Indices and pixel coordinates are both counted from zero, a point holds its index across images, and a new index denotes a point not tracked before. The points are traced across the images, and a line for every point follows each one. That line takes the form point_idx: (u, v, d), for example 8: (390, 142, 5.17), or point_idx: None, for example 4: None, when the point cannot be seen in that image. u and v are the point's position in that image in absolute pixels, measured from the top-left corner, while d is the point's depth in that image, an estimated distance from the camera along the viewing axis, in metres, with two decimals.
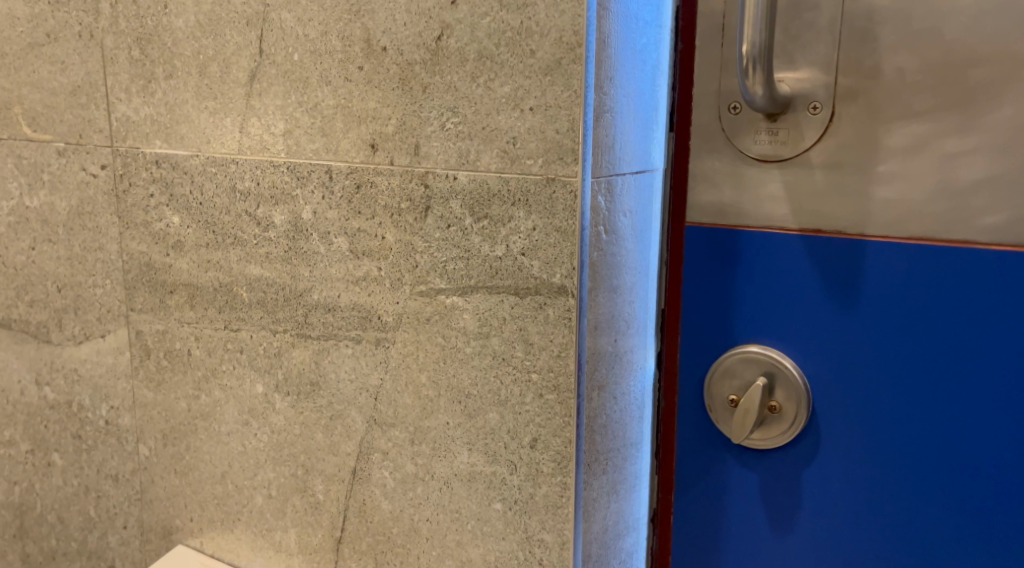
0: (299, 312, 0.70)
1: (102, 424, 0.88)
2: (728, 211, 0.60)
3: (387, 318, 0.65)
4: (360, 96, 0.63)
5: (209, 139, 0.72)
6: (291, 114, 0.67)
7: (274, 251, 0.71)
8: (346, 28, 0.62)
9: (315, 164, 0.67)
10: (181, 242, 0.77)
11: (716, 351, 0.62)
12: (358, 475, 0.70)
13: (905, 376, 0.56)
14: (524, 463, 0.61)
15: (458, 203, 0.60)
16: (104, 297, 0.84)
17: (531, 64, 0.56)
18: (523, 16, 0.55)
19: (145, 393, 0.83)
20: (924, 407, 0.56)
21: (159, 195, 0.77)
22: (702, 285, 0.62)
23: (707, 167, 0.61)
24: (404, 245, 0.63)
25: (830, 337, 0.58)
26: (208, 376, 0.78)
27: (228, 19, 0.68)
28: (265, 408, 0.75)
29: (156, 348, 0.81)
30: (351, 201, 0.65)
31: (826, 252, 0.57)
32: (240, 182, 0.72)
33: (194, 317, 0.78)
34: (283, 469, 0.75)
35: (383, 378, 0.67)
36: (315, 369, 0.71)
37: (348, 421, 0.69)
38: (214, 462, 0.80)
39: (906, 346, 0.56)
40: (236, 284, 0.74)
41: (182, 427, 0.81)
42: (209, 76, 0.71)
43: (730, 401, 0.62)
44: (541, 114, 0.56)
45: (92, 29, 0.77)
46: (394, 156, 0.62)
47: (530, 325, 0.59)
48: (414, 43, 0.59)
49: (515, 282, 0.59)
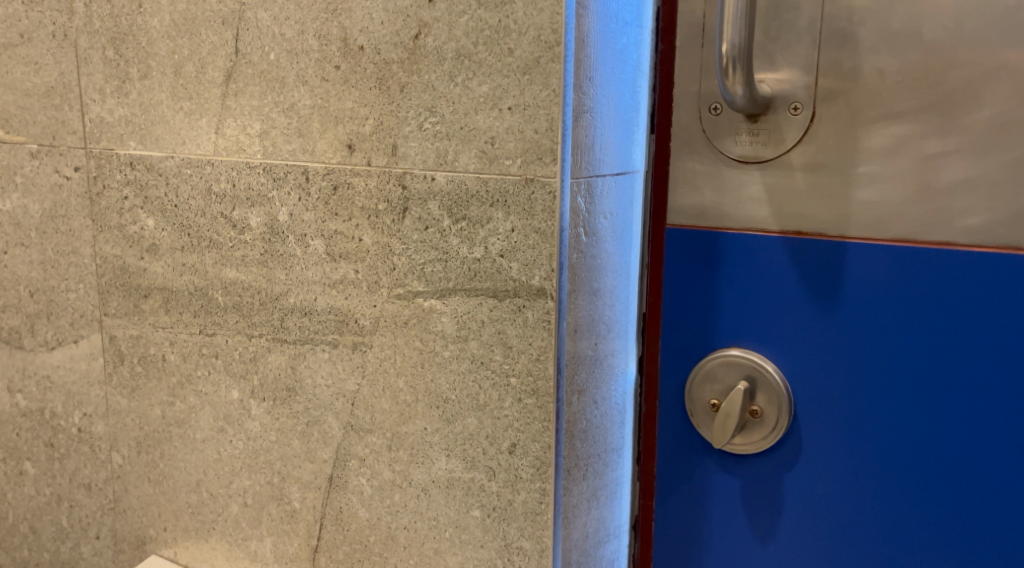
0: (276, 316, 0.69)
1: (75, 431, 0.86)
2: (709, 213, 0.60)
3: (364, 322, 0.64)
4: (337, 96, 0.62)
5: (185, 140, 0.71)
6: (267, 115, 0.66)
7: (250, 254, 0.70)
8: (322, 27, 0.61)
9: (291, 165, 0.65)
10: (156, 246, 0.76)
11: (699, 354, 0.61)
12: (334, 482, 0.68)
13: (888, 380, 0.56)
14: (503, 469, 0.60)
15: (437, 204, 0.59)
16: (78, 302, 0.82)
17: (509, 63, 0.55)
18: (502, 14, 0.54)
19: (119, 400, 0.82)
20: (907, 413, 0.56)
21: (133, 197, 0.76)
22: (683, 288, 0.61)
23: (688, 167, 0.60)
24: (381, 247, 0.62)
25: (812, 339, 0.57)
26: (183, 382, 0.77)
27: (203, 19, 0.67)
28: (241, 414, 0.73)
29: (130, 354, 0.80)
30: (328, 202, 0.64)
31: (808, 253, 0.56)
32: (216, 184, 0.70)
33: (170, 321, 0.76)
34: (259, 476, 0.73)
35: (360, 383, 0.65)
36: (292, 375, 0.69)
37: (324, 427, 0.68)
38: (189, 470, 0.78)
39: (887, 349, 0.55)
40: (211, 287, 0.73)
41: (157, 434, 0.80)
42: (184, 76, 0.70)
43: (711, 405, 0.61)
44: (520, 114, 0.55)
45: (66, 29, 0.76)
46: (371, 157, 0.61)
47: (509, 328, 0.58)
48: (392, 42, 0.58)
49: (494, 285, 0.58)
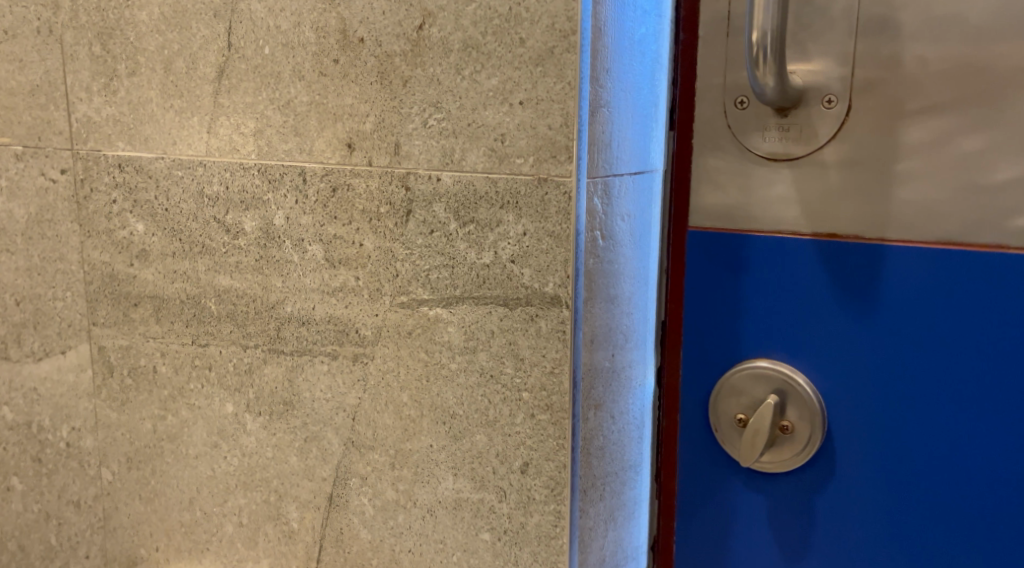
0: (271, 325, 0.65)
1: (64, 446, 0.82)
2: (735, 214, 0.56)
3: (366, 332, 0.60)
4: (336, 92, 0.58)
5: (175, 140, 0.67)
6: (262, 113, 0.62)
7: (245, 260, 0.66)
8: (320, 18, 0.58)
9: (288, 165, 0.62)
10: (147, 251, 0.72)
11: (723, 366, 0.58)
12: (335, 501, 0.65)
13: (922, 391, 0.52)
14: (515, 490, 0.56)
15: (442, 206, 0.56)
16: (65, 311, 0.78)
17: (521, 53, 0.51)
18: (512, 1, 0.51)
19: (108, 413, 0.78)
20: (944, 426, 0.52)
21: (122, 201, 0.72)
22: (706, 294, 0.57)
23: (711, 166, 0.56)
24: (383, 253, 0.58)
25: (845, 348, 0.53)
26: (175, 395, 0.73)
27: (194, 11, 0.64)
28: (236, 428, 0.69)
29: (120, 365, 0.76)
30: (327, 205, 0.60)
31: (841, 256, 0.53)
32: (208, 187, 0.67)
33: (161, 331, 0.72)
34: (255, 495, 0.69)
35: (361, 397, 0.62)
36: (289, 388, 0.65)
37: (324, 443, 0.64)
38: (181, 488, 0.74)
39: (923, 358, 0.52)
40: (204, 296, 0.69)
41: (148, 449, 0.76)
42: (174, 72, 0.66)
43: (738, 419, 0.57)
44: (532, 108, 0.51)
45: (52, 25, 0.72)
46: (373, 156, 0.57)
47: (520, 339, 0.55)
48: (394, 33, 0.55)
49: (504, 292, 0.55)
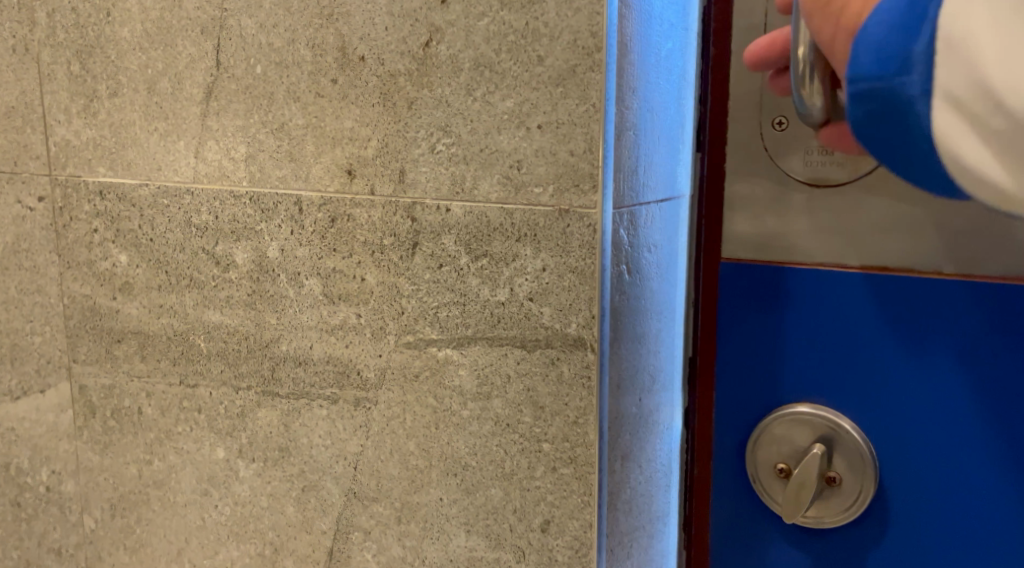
0: (266, 365, 0.60)
1: (44, 491, 0.76)
2: (773, 245, 0.51)
3: (369, 375, 0.56)
4: (335, 114, 0.53)
5: (160, 166, 0.63)
6: (254, 136, 0.57)
7: (236, 295, 0.61)
8: (317, 34, 0.53)
9: (282, 194, 0.57)
10: (130, 284, 0.67)
11: (760, 409, 0.53)
12: (336, 557, 0.59)
13: (984, 437, 0.48)
14: (534, 550, 0.52)
15: (452, 239, 0.51)
16: (44, 347, 0.73)
17: (539, 73, 0.47)
18: (530, 15, 0.47)
19: (90, 456, 0.73)
20: (1007, 465, 0.48)
21: (104, 230, 0.67)
22: (742, 331, 0.53)
23: (743, 194, 0.52)
24: (387, 288, 0.54)
25: (896, 390, 0.49)
26: (162, 438, 0.68)
27: (179, 27, 0.59)
28: (228, 475, 0.64)
29: (102, 406, 0.71)
30: (326, 236, 0.56)
31: (894, 290, 0.49)
32: (196, 216, 0.62)
33: (146, 370, 0.67)
34: (249, 547, 0.64)
35: (363, 445, 0.57)
36: (285, 433, 0.60)
37: (323, 493, 0.59)
38: (169, 539, 0.69)
39: (985, 400, 0.48)
40: (192, 332, 0.64)
41: (133, 496, 0.71)
42: (159, 92, 0.61)
43: (779, 470, 0.52)
44: (552, 133, 0.47)
45: (28, 42, 0.67)
46: (375, 185, 0.53)
47: (540, 384, 0.50)
48: (398, 51, 0.50)
49: (522, 333, 0.50)
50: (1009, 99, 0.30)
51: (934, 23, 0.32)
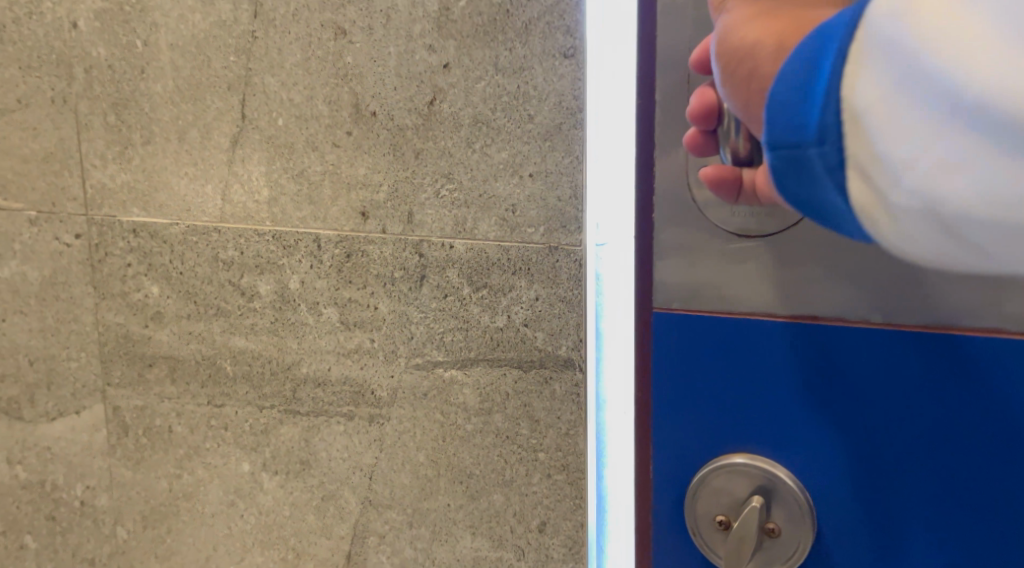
0: (287, 386, 0.67)
1: (78, 504, 0.83)
2: (704, 294, 0.50)
3: (382, 393, 0.62)
4: (349, 162, 0.60)
5: (190, 207, 0.69)
6: (277, 181, 0.64)
7: (260, 322, 0.67)
8: (333, 92, 0.60)
9: (303, 232, 0.63)
10: (162, 313, 0.73)
11: (697, 458, 0.52)
12: (353, 559, 0.66)
13: (922, 489, 0.47)
14: (532, 548, 0.58)
15: (455, 272, 0.58)
16: (80, 371, 0.80)
17: (529, 129, 0.54)
18: (520, 79, 0.54)
19: (123, 472, 0.79)
20: (952, 511, 0.46)
21: (137, 264, 0.74)
22: (682, 383, 0.51)
23: (673, 242, 0.50)
24: (398, 316, 0.60)
25: (832, 443, 0.48)
26: (191, 454, 0.74)
27: (208, 84, 0.66)
28: (252, 486, 0.71)
29: (135, 425, 0.77)
30: (342, 270, 0.62)
31: (825, 340, 0.47)
32: (223, 252, 0.68)
33: (176, 392, 0.74)
34: (273, 552, 0.70)
35: (378, 457, 0.63)
36: (305, 447, 0.67)
37: (341, 502, 0.65)
38: (198, 546, 0.75)
39: (922, 452, 0.46)
40: (220, 357, 0.71)
41: (163, 508, 0.77)
42: (189, 141, 0.68)
43: (719, 522, 0.50)
44: (542, 181, 0.54)
45: (66, 95, 0.74)
46: (387, 225, 0.59)
47: (535, 401, 0.57)
48: (406, 107, 0.57)
49: (518, 355, 0.57)
50: (905, 180, 0.29)
51: (838, 100, 0.30)
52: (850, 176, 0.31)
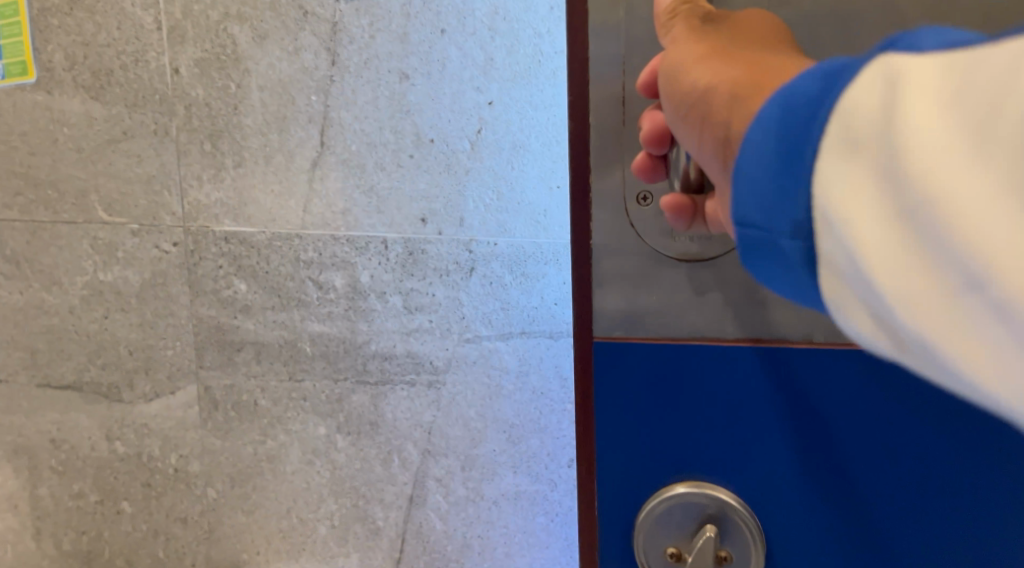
0: (358, 361, 0.82)
1: (172, 471, 0.98)
2: (649, 319, 0.46)
3: (438, 362, 0.77)
4: (411, 179, 0.76)
5: (274, 217, 0.85)
6: (350, 195, 0.80)
7: (335, 310, 0.83)
8: (398, 124, 0.76)
9: (372, 235, 0.79)
10: (249, 306, 0.89)
11: (647, 491, 0.48)
12: (415, 500, 0.81)
13: (864, 518, 0.46)
14: (563, 480, 0.75)
15: (498, 264, 0.74)
16: (175, 357, 0.95)
17: (556, 152, 0.72)
18: (548, 113, 0.72)
19: (213, 441, 0.94)
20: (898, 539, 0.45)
21: (227, 266, 0.89)
22: (635, 418, 0.47)
23: (614, 271, 0.47)
24: (452, 300, 0.76)
25: (777, 473, 0.46)
26: (274, 422, 0.89)
27: (292, 118, 0.82)
28: (327, 446, 0.86)
29: (224, 400, 0.92)
30: (405, 265, 0.78)
31: (774, 366, 0.45)
32: (303, 253, 0.84)
33: (261, 370, 0.89)
34: (345, 500, 0.86)
35: (435, 415, 0.78)
36: (374, 411, 0.82)
37: (404, 454, 0.81)
38: (280, 500, 0.90)
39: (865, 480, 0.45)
40: (300, 339, 0.86)
41: (249, 469, 0.92)
42: (274, 164, 0.84)
43: (670, 555, 0.47)
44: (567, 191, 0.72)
45: (167, 127, 0.91)
46: (443, 228, 0.75)
47: (564, 361, 0.74)
48: (459, 135, 0.74)
49: (550, 327, 0.74)
50: (867, 287, 0.27)
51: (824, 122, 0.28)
52: (823, 275, 0.28)
